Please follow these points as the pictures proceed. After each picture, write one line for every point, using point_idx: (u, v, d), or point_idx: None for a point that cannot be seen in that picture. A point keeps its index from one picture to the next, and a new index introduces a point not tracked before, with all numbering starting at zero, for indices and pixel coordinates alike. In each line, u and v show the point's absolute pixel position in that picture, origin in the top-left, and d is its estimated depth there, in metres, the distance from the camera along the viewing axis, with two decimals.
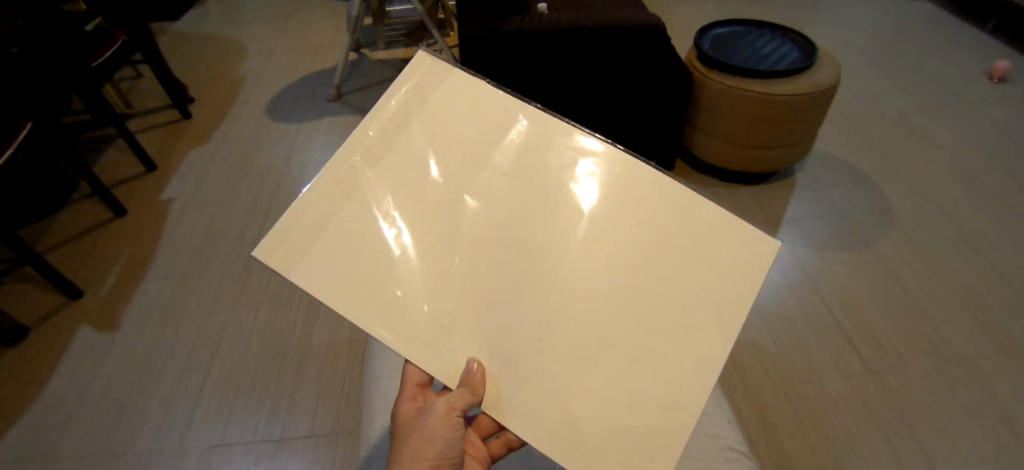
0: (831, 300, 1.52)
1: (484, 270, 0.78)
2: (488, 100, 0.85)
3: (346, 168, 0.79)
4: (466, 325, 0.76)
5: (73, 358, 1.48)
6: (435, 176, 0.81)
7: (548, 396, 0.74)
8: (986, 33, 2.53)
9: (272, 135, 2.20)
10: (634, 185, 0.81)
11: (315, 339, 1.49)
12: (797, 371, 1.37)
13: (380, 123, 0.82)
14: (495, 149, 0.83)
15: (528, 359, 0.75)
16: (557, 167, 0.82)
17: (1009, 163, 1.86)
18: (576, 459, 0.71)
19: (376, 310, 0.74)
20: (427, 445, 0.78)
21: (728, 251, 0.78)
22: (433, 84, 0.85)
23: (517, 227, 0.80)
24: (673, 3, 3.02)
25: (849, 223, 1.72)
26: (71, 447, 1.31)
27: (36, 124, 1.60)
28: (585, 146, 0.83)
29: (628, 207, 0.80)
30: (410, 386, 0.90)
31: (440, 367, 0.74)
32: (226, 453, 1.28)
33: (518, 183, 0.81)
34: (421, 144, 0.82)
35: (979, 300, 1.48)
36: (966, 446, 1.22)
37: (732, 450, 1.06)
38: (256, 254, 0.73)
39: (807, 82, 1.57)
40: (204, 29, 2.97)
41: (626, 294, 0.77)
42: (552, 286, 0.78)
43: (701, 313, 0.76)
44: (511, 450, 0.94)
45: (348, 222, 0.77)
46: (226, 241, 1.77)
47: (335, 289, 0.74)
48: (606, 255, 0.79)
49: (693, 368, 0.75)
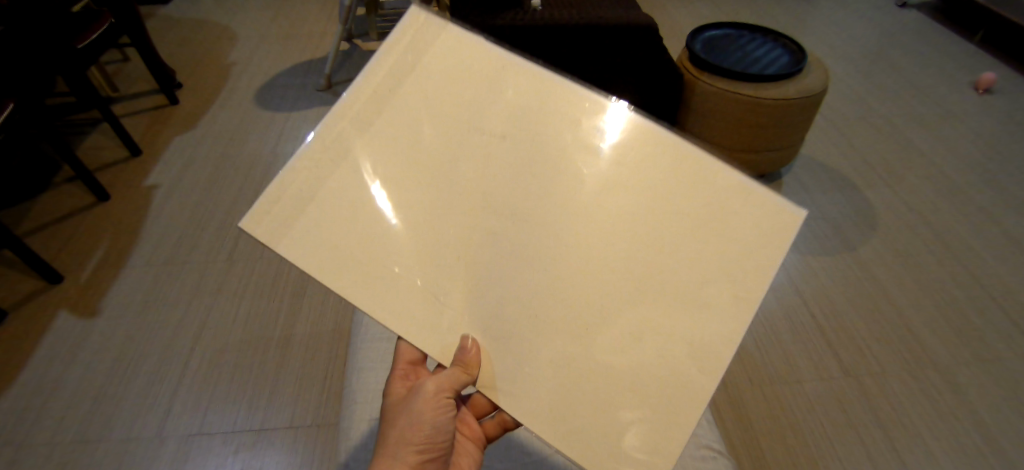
0: (812, 303, 1.54)
1: (478, 243, 0.79)
2: (482, 59, 0.83)
3: (335, 134, 0.81)
4: (456, 301, 0.78)
5: (50, 343, 1.46)
6: (433, 144, 0.82)
7: (545, 373, 0.76)
8: (973, 44, 2.56)
9: (259, 124, 2.17)
10: (638, 147, 0.78)
11: (298, 329, 1.48)
12: (776, 371, 1.39)
13: (370, 87, 0.83)
14: (490, 112, 0.82)
15: (522, 337, 0.77)
16: (555, 129, 0.80)
17: (991, 174, 1.89)
18: (576, 439, 0.74)
19: (367, 282, 0.78)
20: (413, 428, 0.80)
21: (746, 219, 0.74)
22: (426, 44, 0.84)
23: (513, 196, 0.79)
24: (666, 4, 3.03)
25: (834, 228, 1.74)
26: (47, 434, 1.29)
27: (18, 106, 1.56)
28: (586, 106, 0.80)
29: (633, 171, 0.78)
30: (402, 364, 0.94)
31: (430, 344, 0.78)
32: (204, 443, 1.27)
33: (514, 147, 0.80)
34: (414, 109, 0.82)
35: (957, 308, 1.51)
36: (938, 450, 1.25)
37: (709, 449, 1.07)
38: (244, 225, 0.77)
39: (795, 87, 1.58)
40: (193, 14, 2.94)
41: (627, 264, 0.76)
42: (548, 257, 0.78)
43: (712, 287, 0.74)
44: (506, 430, 0.96)
45: (341, 194, 0.80)
46: (210, 228, 1.75)
47: (322, 259, 0.77)
48: (607, 224, 0.77)
49: (703, 344, 0.73)
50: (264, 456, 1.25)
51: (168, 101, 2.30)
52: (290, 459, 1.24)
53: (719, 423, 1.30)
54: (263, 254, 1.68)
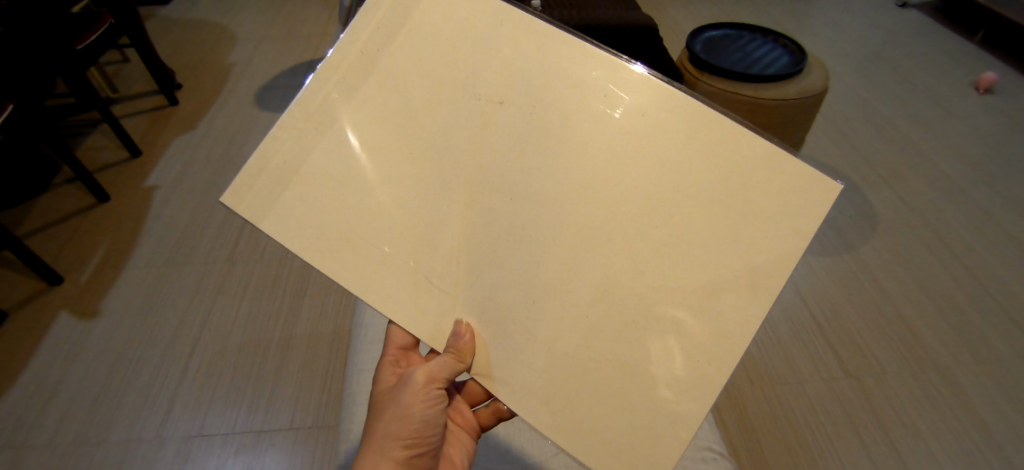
0: (813, 302, 1.54)
1: (472, 219, 0.79)
2: (479, 24, 0.82)
3: (322, 99, 0.81)
4: (450, 281, 0.79)
5: (50, 344, 1.46)
6: (432, 116, 0.81)
7: (544, 353, 0.77)
8: (973, 44, 2.56)
9: (259, 124, 2.17)
10: (647, 114, 0.77)
11: (298, 329, 1.48)
12: (776, 371, 1.40)
13: (356, 48, 0.83)
14: (491, 81, 0.81)
15: (517, 315, 0.78)
16: (560, 99, 0.79)
17: (991, 174, 1.89)
18: (572, 427, 0.75)
19: (357, 260, 0.79)
20: (402, 421, 0.80)
21: (766, 194, 0.72)
22: (413, 2, 0.84)
23: (512, 171, 0.79)
24: (666, 4, 3.03)
25: (834, 228, 1.74)
26: (48, 435, 1.29)
27: (17, 107, 1.56)
28: (595, 74, 0.79)
29: (641, 139, 0.76)
30: (392, 350, 0.94)
31: (422, 328, 0.79)
32: (204, 444, 1.27)
33: (516, 116, 0.80)
34: (403, 75, 0.82)
35: (958, 307, 1.51)
36: (939, 450, 1.25)
37: (709, 450, 1.07)
38: (226, 201, 0.77)
39: (795, 88, 1.58)
40: (193, 15, 2.94)
41: (630, 237, 0.75)
42: (548, 231, 0.78)
43: (724, 266, 0.73)
44: (501, 419, 0.97)
45: (325, 169, 0.80)
46: (210, 229, 1.75)
47: (312, 241, 0.78)
48: (610, 197, 0.76)
49: (713, 326, 0.73)
50: (263, 457, 1.24)
51: (168, 102, 2.30)
52: (290, 460, 1.24)
53: (720, 424, 1.30)
54: (263, 254, 1.68)
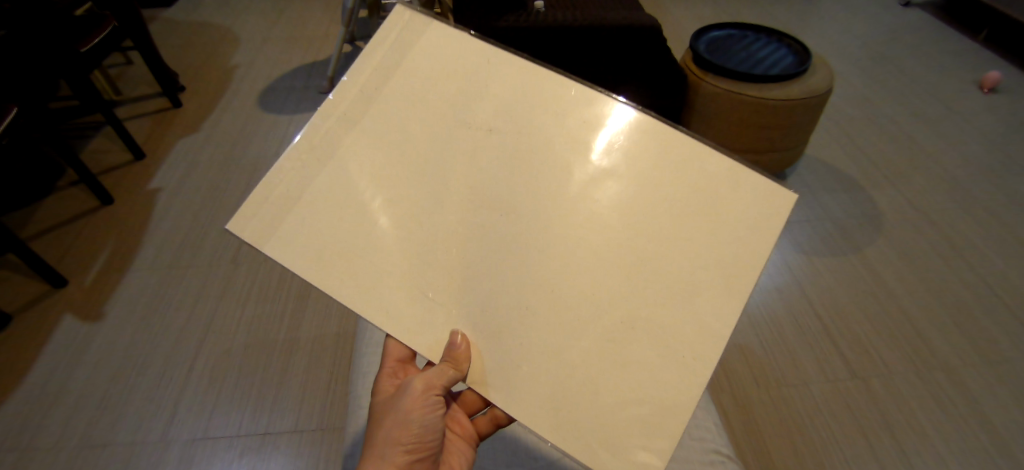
0: (819, 307, 1.52)
1: (465, 237, 0.79)
2: (465, 51, 0.83)
3: (323, 133, 0.82)
4: (445, 295, 0.78)
5: (56, 347, 1.46)
6: (423, 136, 0.81)
7: (544, 366, 0.75)
8: (977, 43, 2.55)
9: (262, 126, 2.18)
10: (634, 136, 0.78)
11: (302, 332, 1.48)
12: (781, 373, 1.39)
13: (356, 88, 0.83)
14: (478, 103, 0.81)
15: (515, 327, 0.77)
16: (547, 120, 0.80)
17: (996, 173, 1.88)
18: (574, 434, 0.74)
19: (355, 277, 0.78)
20: (402, 428, 0.80)
21: (747, 205, 0.74)
22: (411, 42, 0.84)
23: (502, 189, 0.79)
24: (668, 5, 3.03)
25: (839, 228, 1.73)
26: (53, 438, 1.29)
27: (21, 110, 1.56)
28: (574, 93, 0.80)
29: (626, 164, 0.77)
30: (390, 362, 0.94)
31: (421, 338, 0.77)
32: (209, 447, 1.27)
33: (503, 140, 0.80)
34: (398, 106, 0.82)
35: (966, 309, 1.50)
36: (946, 452, 1.24)
37: (716, 453, 1.06)
38: (231, 227, 0.79)
39: (800, 88, 1.57)
40: (195, 17, 2.94)
41: (622, 254, 0.75)
42: (539, 249, 0.77)
43: (709, 275, 0.73)
44: (499, 427, 0.96)
45: (322, 189, 0.80)
46: (214, 231, 1.75)
47: (307, 259, 0.79)
48: (600, 215, 0.77)
49: (707, 335, 0.73)
50: (267, 460, 1.24)
51: (171, 104, 2.31)
52: (293, 463, 1.24)
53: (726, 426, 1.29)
54: (266, 258, 1.67)
